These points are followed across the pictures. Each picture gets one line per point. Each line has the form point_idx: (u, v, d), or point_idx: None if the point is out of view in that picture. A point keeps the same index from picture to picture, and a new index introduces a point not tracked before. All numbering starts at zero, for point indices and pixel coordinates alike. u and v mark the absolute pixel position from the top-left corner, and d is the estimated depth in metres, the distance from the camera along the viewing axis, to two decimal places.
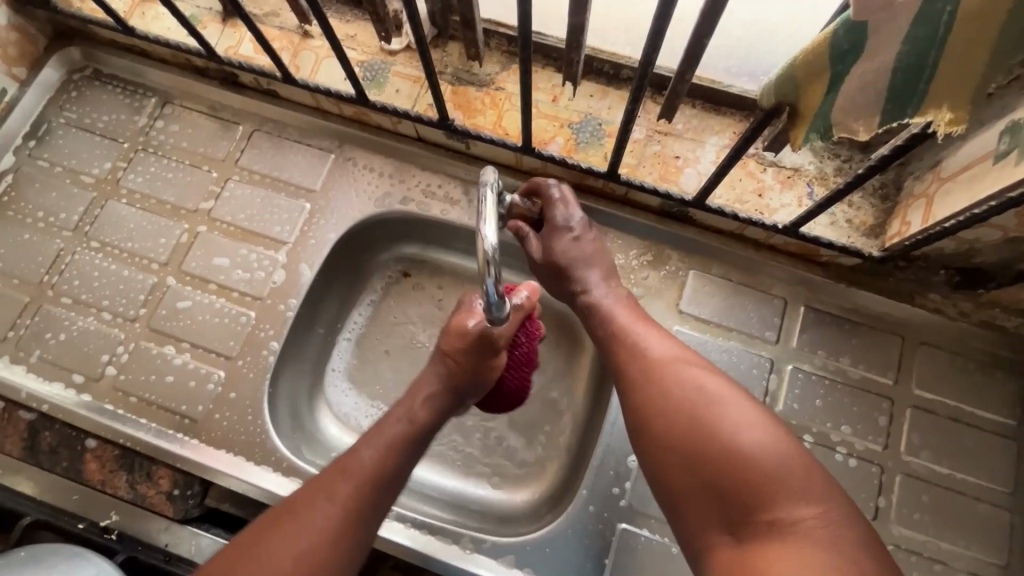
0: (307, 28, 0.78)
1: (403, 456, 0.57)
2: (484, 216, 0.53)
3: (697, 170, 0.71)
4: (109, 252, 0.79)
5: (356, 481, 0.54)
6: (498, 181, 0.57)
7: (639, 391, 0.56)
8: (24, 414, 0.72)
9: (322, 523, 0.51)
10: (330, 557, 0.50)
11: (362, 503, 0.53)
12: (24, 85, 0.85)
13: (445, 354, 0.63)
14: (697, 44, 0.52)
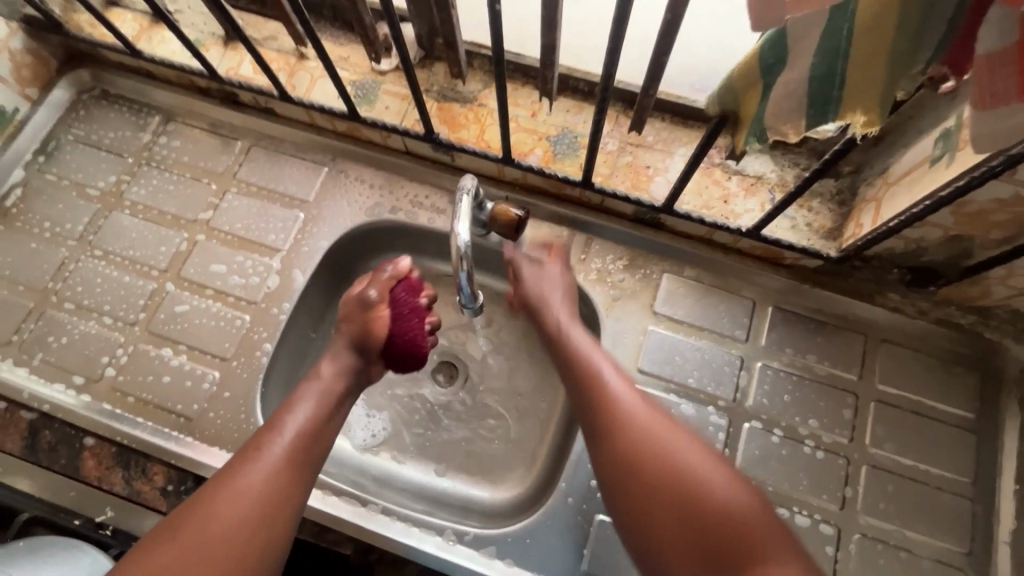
0: (303, 50, 0.84)
1: (324, 414, 0.64)
2: (458, 217, 0.61)
3: (667, 178, 0.76)
4: (112, 260, 0.83)
5: (286, 440, 0.60)
6: (476, 186, 0.65)
7: (620, 447, 0.58)
8: (25, 414, 0.75)
9: (256, 485, 0.57)
10: (274, 511, 0.56)
11: (293, 463, 0.59)
12: (35, 105, 0.90)
13: (343, 322, 0.71)
14: (657, 62, 0.57)
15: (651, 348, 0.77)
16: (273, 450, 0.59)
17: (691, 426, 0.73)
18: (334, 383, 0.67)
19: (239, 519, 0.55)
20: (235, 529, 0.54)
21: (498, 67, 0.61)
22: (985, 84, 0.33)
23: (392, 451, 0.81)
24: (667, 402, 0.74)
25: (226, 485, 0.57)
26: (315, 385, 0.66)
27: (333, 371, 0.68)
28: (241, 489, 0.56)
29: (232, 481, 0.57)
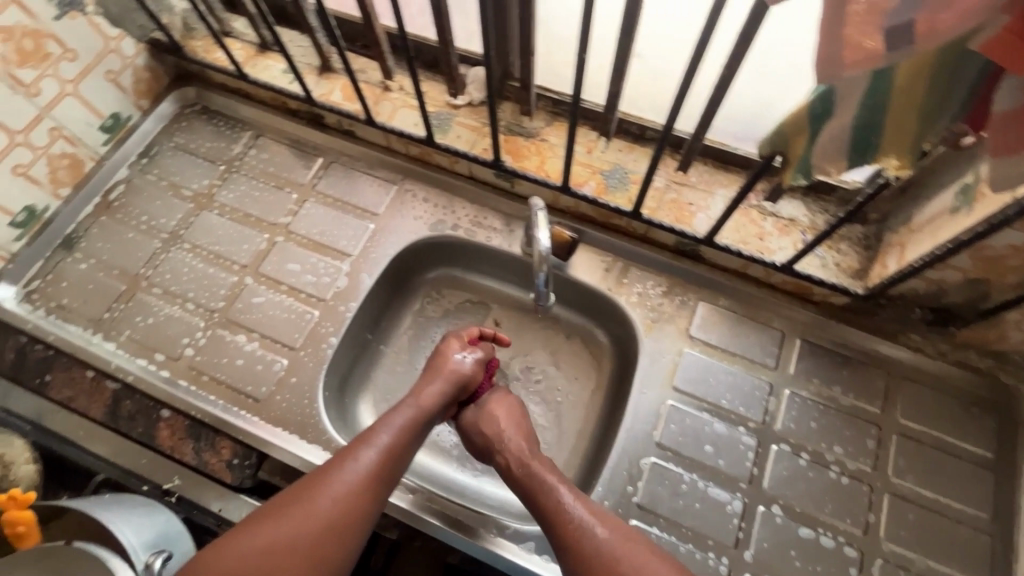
0: (388, 83, 0.95)
1: (407, 442, 0.67)
2: (537, 224, 0.73)
3: (708, 215, 0.83)
4: (198, 253, 0.92)
5: (374, 456, 0.64)
6: (543, 208, 0.76)
7: (570, 550, 0.61)
8: (109, 384, 0.81)
9: (335, 500, 0.60)
10: (350, 522, 0.60)
11: (370, 487, 0.62)
12: (145, 114, 1.01)
13: (445, 358, 0.77)
14: (711, 110, 0.67)
15: (686, 368, 0.82)
16: (359, 465, 0.63)
17: (722, 444, 0.78)
18: (421, 415, 0.70)
19: (325, 526, 0.58)
20: (308, 539, 0.57)
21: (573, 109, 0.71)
22: (1003, 138, 0.41)
23: (433, 451, 0.86)
24: (700, 419, 0.80)
25: (310, 493, 0.60)
26: (401, 412, 0.70)
27: (423, 401, 0.71)
28: (322, 501, 0.60)
29: (316, 491, 0.60)
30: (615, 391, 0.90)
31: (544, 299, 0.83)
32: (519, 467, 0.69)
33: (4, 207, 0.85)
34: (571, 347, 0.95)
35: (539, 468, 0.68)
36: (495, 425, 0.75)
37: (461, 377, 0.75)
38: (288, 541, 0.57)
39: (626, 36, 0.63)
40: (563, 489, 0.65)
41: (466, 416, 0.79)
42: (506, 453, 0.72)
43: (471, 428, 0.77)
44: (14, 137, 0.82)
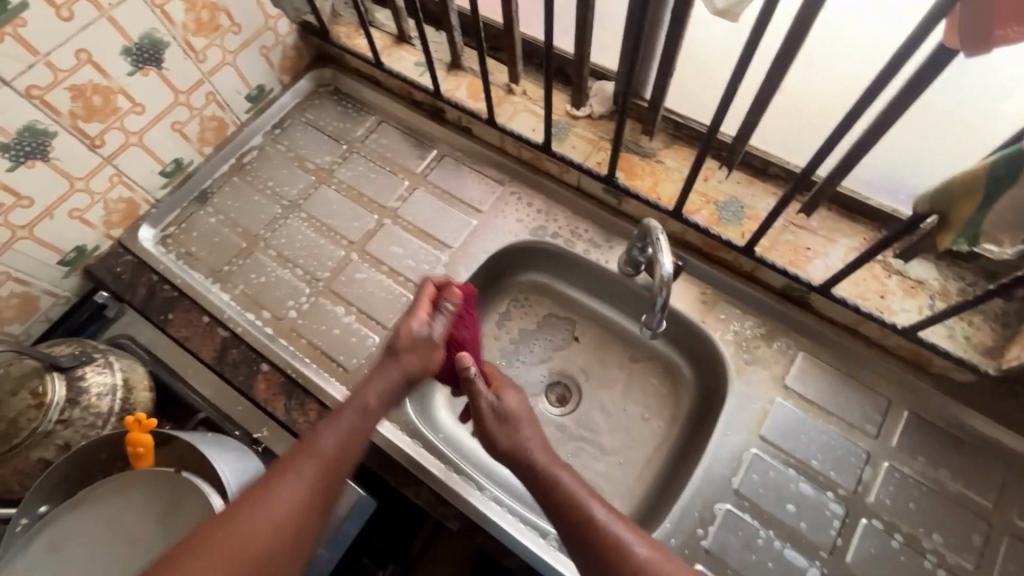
0: (512, 87, 0.97)
1: (353, 450, 0.65)
2: (661, 248, 0.72)
3: (826, 262, 0.79)
4: (313, 224, 0.98)
5: (319, 462, 0.62)
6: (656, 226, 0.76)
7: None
8: (221, 331, 0.88)
9: (280, 512, 0.57)
10: (297, 532, 0.57)
11: (310, 510, 0.59)
12: (285, 88, 1.09)
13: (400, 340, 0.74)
14: (857, 154, 0.64)
15: (776, 419, 0.78)
16: (306, 473, 0.60)
17: (806, 506, 0.74)
18: (362, 422, 0.67)
19: (268, 540, 0.55)
20: (251, 557, 0.54)
21: (704, 137, 0.72)
22: None
23: None
24: (785, 475, 0.75)
25: (242, 526, 0.55)
26: (341, 422, 0.66)
27: (372, 403, 0.69)
28: (260, 536, 0.55)
29: (250, 522, 0.55)
30: (692, 427, 0.87)
31: (655, 321, 0.77)
32: (544, 477, 0.64)
33: (158, 157, 0.94)
34: (652, 374, 0.93)
35: (567, 480, 0.64)
36: (517, 424, 0.70)
37: (419, 374, 0.74)
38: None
39: (780, 71, 0.62)
40: (594, 503, 0.61)
41: (483, 406, 0.72)
42: (529, 456, 0.67)
43: (489, 423, 0.71)
44: (178, 97, 0.91)
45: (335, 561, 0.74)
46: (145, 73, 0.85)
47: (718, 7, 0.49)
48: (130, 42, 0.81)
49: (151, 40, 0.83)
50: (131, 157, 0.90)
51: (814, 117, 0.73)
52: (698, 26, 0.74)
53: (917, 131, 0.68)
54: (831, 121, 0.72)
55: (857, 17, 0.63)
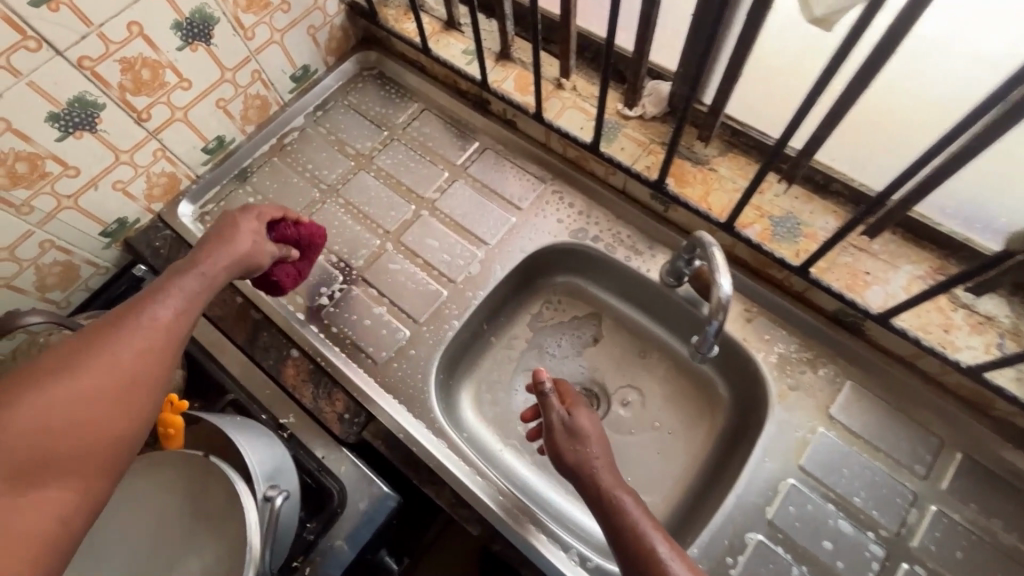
0: (562, 81, 0.93)
1: (217, 281, 0.63)
2: (718, 268, 0.66)
3: (886, 289, 0.74)
4: (350, 210, 0.96)
5: (184, 289, 0.59)
6: (708, 240, 0.71)
7: None
8: (253, 313, 0.88)
9: (148, 327, 0.53)
10: (166, 352, 0.53)
11: (172, 340, 0.55)
12: (329, 70, 1.08)
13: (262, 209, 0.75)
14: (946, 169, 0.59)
15: (817, 450, 0.75)
16: (169, 297, 0.57)
17: (844, 544, 0.70)
18: (219, 272, 0.64)
19: (136, 354, 0.51)
20: (117, 371, 0.49)
21: (771, 151, 0.68)
22: None
23: (527, 462, 0.88)
24: (823, 510, 0.72)
25: (98, 349, 0.50)
26: (197, 269, 0.62)
27: (246, 245, 0.69)
28: (109, 357, 0.49)
29: (107, 345, 0.50)
30: (725, 447, 0.84)
31: (707, 347, 0.74)
32: (607, 497, 0.63)
33: (201, 133, 0.94)
34: (686, 390, 0.90)
35: (629, 505, 0.62)
36: (586, 441, 0.69)
37: (262, 240, 0.72)
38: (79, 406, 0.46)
39: (861, 84, 0.57)
40: (657, 537, 0.58)
41: (555, 420, 0.71)
42: (596, 476, 0.66)
43: (558, 438, 0.70)
44: (225, 74, 0.90)
45: (355, 553, 0.73)
46: (194, 48, 0.84)
47: (814, 17, 0.46)
48: (181, 17, 0.80)
49: (202, 15, 0.81)
50: (175, 132, 0.90)
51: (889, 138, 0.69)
52: (772, 29, 0.69)
53: (1018, 162, 0.62)
54: (910, 141, 0.67)
55: (953, 35, 0.58)
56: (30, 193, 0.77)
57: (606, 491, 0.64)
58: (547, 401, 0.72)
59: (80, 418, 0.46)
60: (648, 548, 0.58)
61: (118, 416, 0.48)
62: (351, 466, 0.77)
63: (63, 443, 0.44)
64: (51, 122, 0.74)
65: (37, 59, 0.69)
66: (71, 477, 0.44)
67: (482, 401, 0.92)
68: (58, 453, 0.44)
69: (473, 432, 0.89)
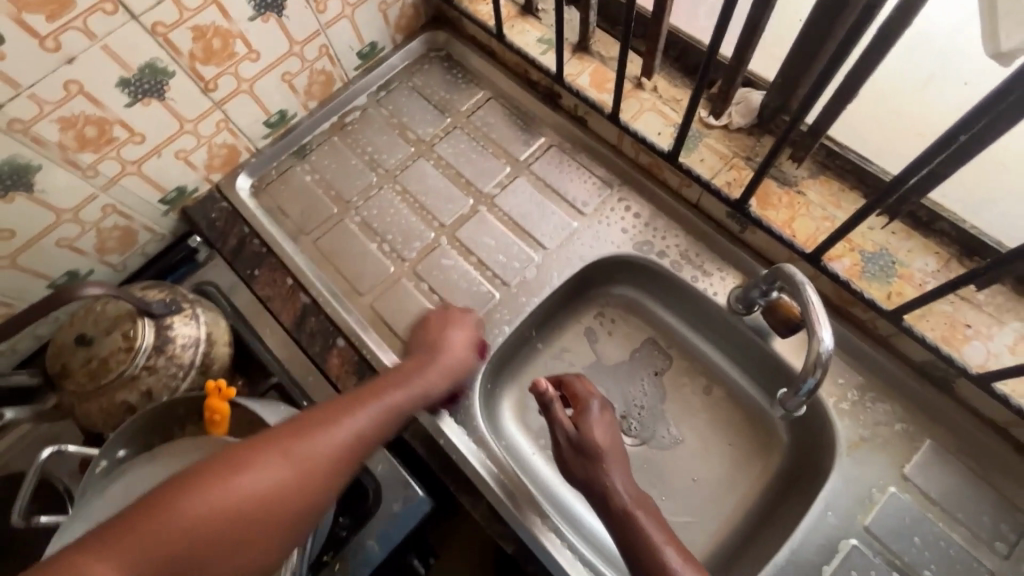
0: (642, 80, 0.87)
1: (405, 412, 0.63)
2: (817, 315, 0.61)
3: (987, 346, 0.67)
4: (406, 199, 0.94)
5: (373, 415, 0.60)
6: (801, 276, 0.66)
7: None
8: (302, 297, 0.86)
9: (329, 443, 0.55)
10: (328, 475, 0.53)
11: (339, 468, 0.54)
12: (396, 48, 1.04)
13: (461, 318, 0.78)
14: None
15: (886, 510, 0.69)
16: (356, 415, 0.58)
17: None
18: (408, 398, 0.65)
19: (304, 472, 0.52)
20: (277, 479, 0.50)
21: (879, 192, 0.63)
22: None
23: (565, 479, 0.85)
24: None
25: (276, 453, 0.51)
26: (402, 390, 0.64)
27: (444, 365, 0.72)
28: (289, 460, 0.52)
29: (276, 456, 0.51)
30: (780, 490, 0.79)
31: (793, 404, 0.67)
32: (621, 515, 0.62)
33: (265, 107, 0.92)
34: (741, 423, 0.85)
35: (644, 522, 0.61)
36: (599, 454, 0.68)
37: (470, 359, 0.75)
38: (215, 519, 0.46)
39: (1010, 122, 0.50)
40: (669, 548, 0.58)
41: (562, 435, 0.71)
42: (611, 492, 0.65)
43: (569, 454, 0.71)
44: (293, 47, 0.88)
45: (386, 554, 0.71)
46: (265, 19, 0.81)
47: (1002, 51, 0.43)
48: None
49: None
50: (239, 104, 0.88)
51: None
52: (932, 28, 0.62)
53: None
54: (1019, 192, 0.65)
55: None
56: (96, 157, 0.76)
57: (622, 508, 0.63)
58: (552, 412, 0.72)
59: (231, 536, 0.46)
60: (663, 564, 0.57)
61: (257, 536, 0.48)
62: (388, 466, 0.75)
63: (208, 558, 0.45)
64: (122, 87, 0.73)
65: (113, 23, 0.67)
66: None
67: (524, 409, 0.89)
68: (195, 566, 0.44)
69: (511, 441, 0.86)
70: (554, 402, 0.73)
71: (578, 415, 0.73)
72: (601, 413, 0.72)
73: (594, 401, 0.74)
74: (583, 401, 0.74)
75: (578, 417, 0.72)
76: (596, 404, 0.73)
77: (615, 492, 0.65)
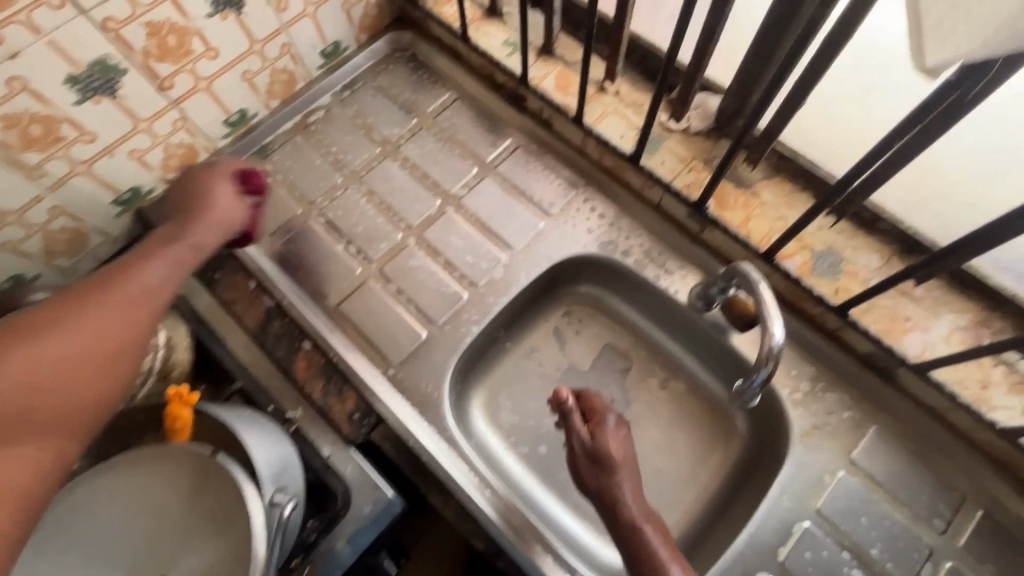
0: (605, 84, 0.89)
1: (194, 258, 0.66)
2: (771, 314, 0.65)
3: (925, 337, 0.72)
4: (372, 200, 0.93)
5: (164, 267, 0.62)
6: (757, 277, 0.69)
7: None
8: (266, 300, 0.85)
9: (115, 289, 0.56)
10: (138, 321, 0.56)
11: (144, 313, 0.57)
12: (360, 48, 1.03)
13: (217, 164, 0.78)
14: (986, 234, 0.55)
15: (836, 494, 0.73)
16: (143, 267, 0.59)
17: None
18: (199, 243, 0.68)
19: (122, 325, 0.54)
20: (88, 342, 0.52)
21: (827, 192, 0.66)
22: None
23: (533, 475, 0.86)
24: (836, 557, 0.71)
25: (80, 308, 0.53)
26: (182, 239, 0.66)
27: (225, 205, 0.74)
28: (90, 304, 0.53)
29: (76, 316, 0.52)
30: (738, 478, 0.83)
31: (750, 397, 0.71)
32: (630, 529, 0.64)
33: (224, 106, 0.90)
34: (702, 415, 0.88)
35: (652, 537, 0.63)
36: (614, 467, 0.69)
37: (238, 208, 0.75)
38: (37, 372, 0.48)
39: (939, 130, 0.53)
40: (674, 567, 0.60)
41: (577, 444, 0.71)
42: (620, 504, 0.66)
43: (581, 463, 0.71)
44: (253, 45, 0.86)
45: (354, 557, 0.71)
46: (223, 17, 0.79)
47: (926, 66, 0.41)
48: None
49: None
50: (197, 102, 0.86)
51: (964, 177, 0.65)
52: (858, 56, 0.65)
53: None
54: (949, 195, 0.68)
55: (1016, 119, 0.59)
56: (43, 157, 0.73)
57: (632, 523, 0.64)
58: (570, 422, 0.72)
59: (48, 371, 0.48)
60: None
61: (87, 390, 0.50)
62: (358, 468, 0.75)
63: (35, 407, 0.47)
64: (69, 85, 0.70)
65: (60, 18, 0.64)
66: (47, 438, 0.47)
67: (493, 408, 0.89)
68: (38, 400, 0.47)
69: (481, 439, 0.87)
70: (574, 413, 0.72)
71: (594, 427, 0.73)
72: (620, 428, 0.73)
73: (610, 413, 0.75)
74: (600, 414, 0.74)
75: (597, 430, 0.72)
76: (614, 419, 0.74)
77: (626, 505, 0.66)
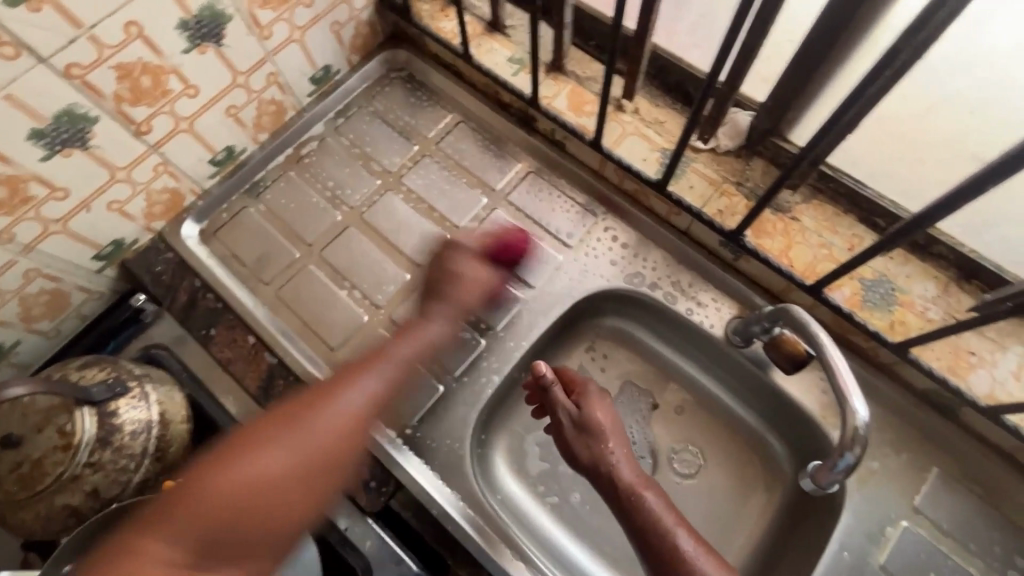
0: (623, 102, 0.82)
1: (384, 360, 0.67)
2: (848, 390, 0.58)
3: (991, 374, 0.67)
4: (376, 239, 0.86)
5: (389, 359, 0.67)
6: (825, 337, 0.61)
7: None
8: (267, 357, 0.78)
9: (372, 386, 0.64)
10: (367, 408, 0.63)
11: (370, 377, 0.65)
12: (352, 71, 0.95)
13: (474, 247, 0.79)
14: None
15: (900, 547, 0.67)
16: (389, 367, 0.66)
17: None
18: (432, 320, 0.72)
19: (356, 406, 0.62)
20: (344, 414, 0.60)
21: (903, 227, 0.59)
22: None
23: (565, 529, 0.80)
24: None
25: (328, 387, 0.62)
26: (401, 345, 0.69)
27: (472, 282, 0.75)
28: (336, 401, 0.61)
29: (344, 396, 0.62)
30: (788, 524, 0.77)
31: (826, 481, 0.65)
32: (630, 495, 0.64)
33: (209, 144, 0.82)
34: (743, 455, 0.82)
35: (652, 502, 0.63)
36: (603, 436, 0.69)
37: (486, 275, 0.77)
38: (238, 487, 0.52)
39: None
40: (680, 533, 0.60)
41: (564, 416, 0.70)
42: (614, 472, 0.66)
43: (571, 436, 0.70)
44: (237, 78, 0.78)
45: None
46: (202, 51, 0.71)
47: None
48: (188, 15, 0.67)
49: (212, 12, 0.69)
50: (179, 144, 0.78)
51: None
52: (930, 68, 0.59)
53: None
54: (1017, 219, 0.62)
55: None
56: (11, 220, 0.65)
57: (634, 491, 0.64)
58: (554, 397, 0.70)
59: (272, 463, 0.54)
60: (676, 544, 0.60)
61: (289, 507, 0.53)
62: (378, 542, 0.68)
63: (241, 506, 0.51)
64: (34, 139, 0.62)
65: (16, 68, 0.57)
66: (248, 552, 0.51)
67: (517, 459, 0.83)
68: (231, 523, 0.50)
69: (506, 494, 0.81)
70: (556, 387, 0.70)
71: (578, 398, 0.72)
72: (604, 396, 0.74)
73: (591, 384, 0.75)
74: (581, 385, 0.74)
75: (582, 401, 0.72)
76: (596, 390, 0.74)
77: (619, 470, 0.66)
